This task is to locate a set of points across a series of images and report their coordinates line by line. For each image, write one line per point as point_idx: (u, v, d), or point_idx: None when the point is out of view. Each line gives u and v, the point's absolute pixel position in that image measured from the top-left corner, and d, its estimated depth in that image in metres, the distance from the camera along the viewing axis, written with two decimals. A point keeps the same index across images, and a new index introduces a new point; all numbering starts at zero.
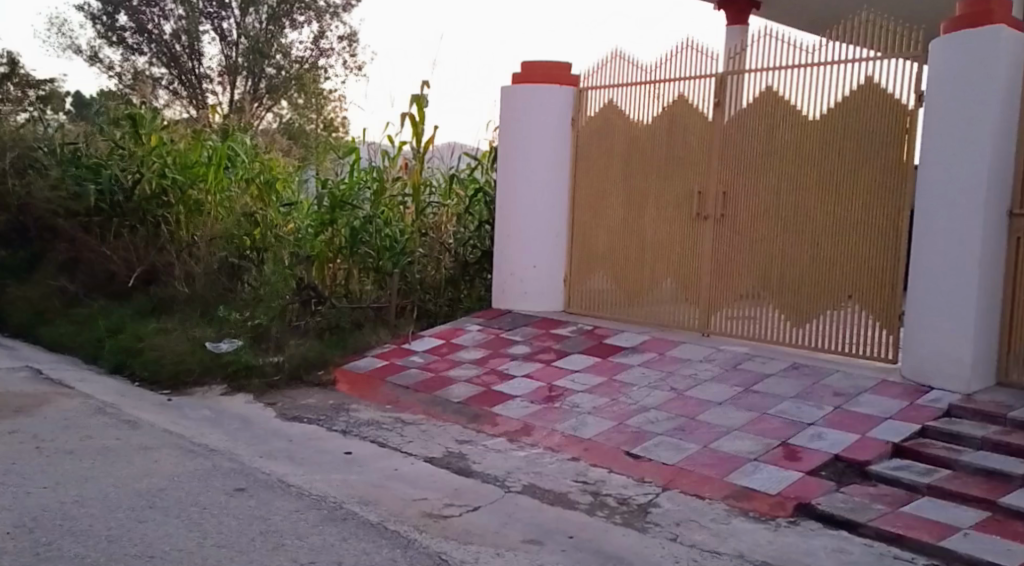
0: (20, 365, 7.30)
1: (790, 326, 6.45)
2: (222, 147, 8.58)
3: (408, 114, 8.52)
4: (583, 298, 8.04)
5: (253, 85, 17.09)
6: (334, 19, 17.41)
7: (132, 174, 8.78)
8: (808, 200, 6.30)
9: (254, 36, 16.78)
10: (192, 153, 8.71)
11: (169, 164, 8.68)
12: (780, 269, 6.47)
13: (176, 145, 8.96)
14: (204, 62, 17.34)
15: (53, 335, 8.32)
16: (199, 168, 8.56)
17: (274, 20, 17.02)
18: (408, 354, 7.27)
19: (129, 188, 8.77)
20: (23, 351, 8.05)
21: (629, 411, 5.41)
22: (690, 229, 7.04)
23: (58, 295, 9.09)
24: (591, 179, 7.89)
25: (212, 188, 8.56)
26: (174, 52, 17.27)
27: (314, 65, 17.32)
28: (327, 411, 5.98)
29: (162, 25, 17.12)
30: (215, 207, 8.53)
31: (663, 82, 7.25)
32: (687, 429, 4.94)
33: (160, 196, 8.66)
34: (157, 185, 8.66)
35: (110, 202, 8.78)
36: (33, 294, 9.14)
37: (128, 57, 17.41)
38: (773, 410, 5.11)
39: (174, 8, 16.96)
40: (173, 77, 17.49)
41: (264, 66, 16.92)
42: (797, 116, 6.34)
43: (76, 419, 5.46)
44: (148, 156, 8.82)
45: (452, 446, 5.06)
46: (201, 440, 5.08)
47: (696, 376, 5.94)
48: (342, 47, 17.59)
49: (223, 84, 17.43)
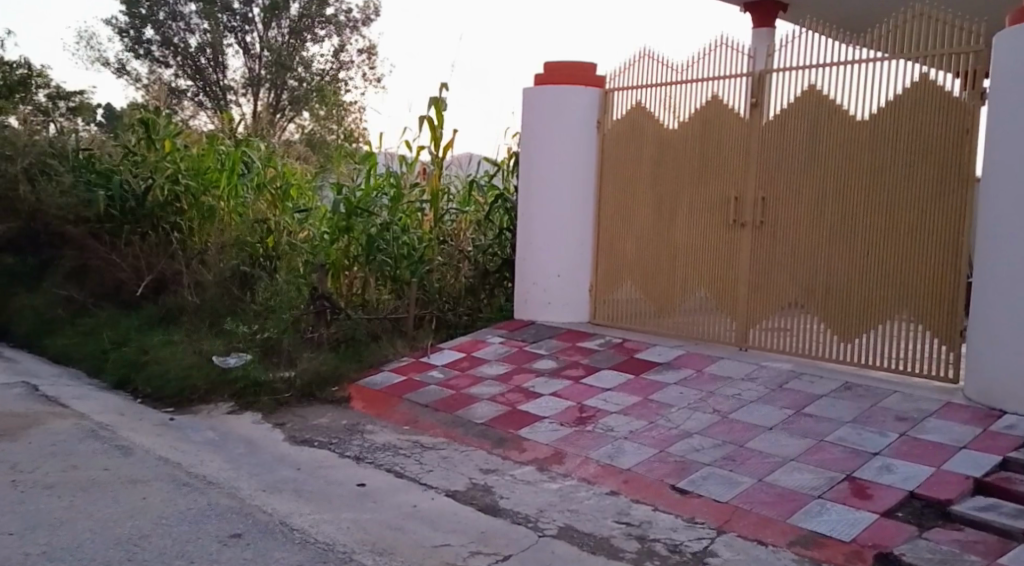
0: (18, 381, 6.89)
1: (836, 340, 5.94)
2: (235, 150, 8.19)
3: (425, 117, 8.09)
4: (609, 309, 7.56)
5: (275, 97, 16.89)
6: (353, 33, 17.09)
7: (144, 180, 8.41)
8: (858, 208, 5.79)
9: (277, 50, 16.44)
10: (204, 158, 8.38)
11: (182, 169, 8.37)
12: (826, 280, 5.96)
13: (190, 151, 8.57)
14: (228, 74, 17.06)
15: (57, 347, 7.96)
16: (213, 174, 8.25)
17: (295, 33, 16.75)
18: (427, 368, 6.81)
19: (141, 195, 8.41)
20: (27, 365, 7.66)
21: (669, 437, 4.93)
22: (726, 237, 6.56)
23: (65, 305, 8.70)
24: (618, 185, 7.41)
25: (225, 194, 8.24)
26: (198, 65, 16.99)
27: (335, 78, 17.01)
28: (339, 433, 5.54)
29: (187, 38, 16.86)
30: (228, 214, 8.20)
31: (697, 82, 6.78)
32: (737, 459, 4.47)
33: (173, 202, 8.43)
34: (169, 191, 8.38)
35: (121, 209, 8.46)
36: (38, 302, 8.82)
37: (154, 70, 17.08)
38: (832, 437, 4.61)
39: (199, 22, 16.70)
40: (198, 89, 17.23)
41: (286, 78, 16.58)
42: (844, 117, 5.83)
43: (67, 445, 5.06)
44: (161, 162, 8.44)
45: (477, 476, 4.61)
46: (199, 470, 4.66)
47: (740, 397, 5.44)
48: (361, 60, 17.24)
49: (248, 98, 16.99)
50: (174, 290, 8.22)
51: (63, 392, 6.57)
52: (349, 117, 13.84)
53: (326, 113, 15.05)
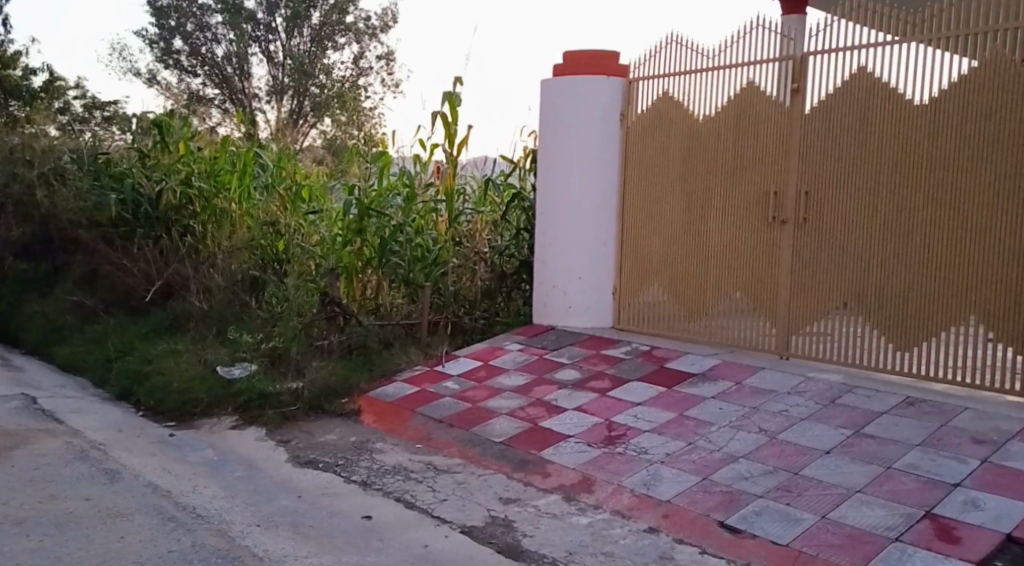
0: (16, 391, 6.34)
1: (892, 349, 5.33)
2: (247, 150, 7.74)
3: (438, 113, 7.57)
4: (634, 313, 6.97)
5: (298, 105, 16.37)
6: (373, 40, 16.64)
7: (155, 182, 7.83)
8: (916, 201, 5.18)
9: (299, 58, 16.06)
10: (216, 160, 7.89)
11: (196, 172, 7.84)
12: (878, 283, 5.36)
13: (204, 153, 8.12)
14: (254, 83, 16.57)
15: (56, 357, 7.44)
16: (225, 175, 7.74)
17: (317, 41, 16.31)
18: (441, 379, 6.26)
19: (153, 198, 7.83)
20: (30, 373, 7.10)
21: (713, 461, 4.36)
22: (765, 235, 5.97)
23: (75, 311, 8.10)
24: (643, 180, 6.84)
25: (237, 197, 7.72)
26: (225, 74, 16.63)
27: (355, 85, 16.55)
28: (346, 452, 5.00)
29: (214, 48, 16.51)
30: (240, 217, 7.65)
31: (732, 67, 6.16)
32: (793, 490, 3.96)
33: (186, 206, 7.88)
34: (182, 194, 7.84)
35: (134, 212, 7.85)
36: (44, 307, 8.31)
37: (182, 79, 16.70)
38: (901, 464, 4.10)
39: (225, 32, 16.30)
40: (225, 97, 16.87)
41: (308, 85, 16.10)
42: (899, 101, 5.23)
43: (50, 469, 4.52)
44: (175, 165, 7.97)
45: (495, 506, 4.07)
46: (189, 499, 4.13)
47: (788, 414, 4.86)
48: (380, 66, 16.77)
49: (272, 104, 16.54)
50: (181, 295, 7.62)
51: (59, 405, 6.02)
52: (368, 122, 13.33)
53: (346, 119, 14.53)
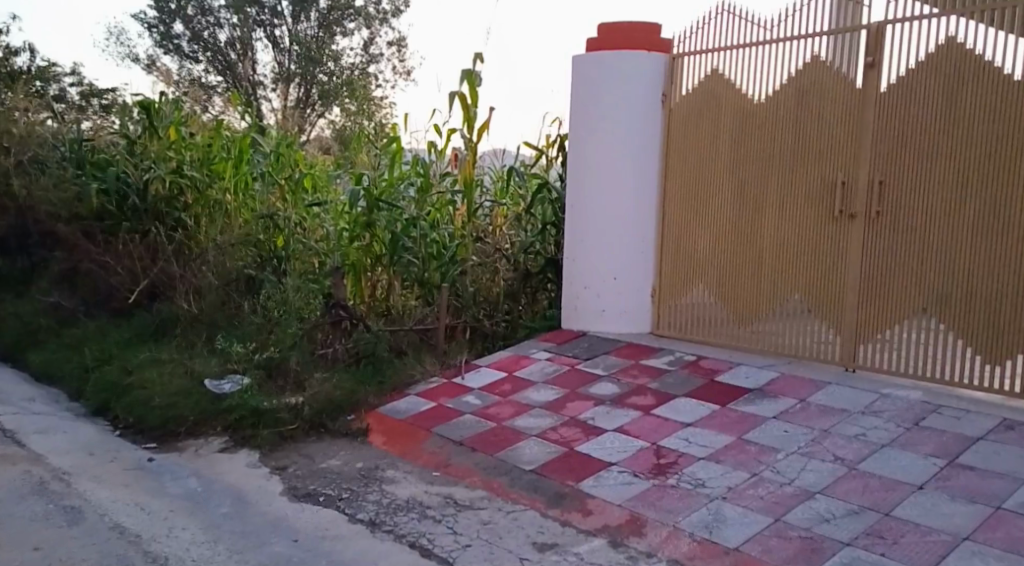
0: None
1: (980, 362, 4.65)
2: (244, 135, 7.18)
3: (456, 94, 6.93)
4: (676, 319, 6.32)
5: (304, 93, 15.85)
6: (383, 26, 16.11)
7: (143, 169, 7.21)
8: (1012, 191, 4.51)
9: (305, 43, 15.53)
10: (210, 146, 7.27)
11: (188, 161, 7.18)
12: (965, 287, 4.68)
13: (197, 139, 7.40)
14: (257, 70, 16.07)
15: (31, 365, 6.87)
16: (220, 163, 7.15)
17: (325, 26, 15.78)
18: (461, 393, 5.64)
19: (141, 188, 7.23)
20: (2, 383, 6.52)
21: (785, 498, 3.72)
22: (831, 231, 5.30)
23: (51, 313, 7.52)
24: (688, 171, 6.18)
25: (233, 188, 7.15)
26: (229, 60, 16.20)
27: (365, 72, 16.03)
28: (353, 482, 4.40)
29: (216, 33, 16.03)
30: (236, 208, 7.12)
31: (789, 40, 5.51)
32: (887, 535, 3.32)
33: (176, 198, 7.30)
34: (172, 184, 7.25)
35: (120, 205, 7.30)
36: (21, 310, 7.65)
37: (184, 65, 16.25)
38: (1013, 503, 3.46)
39: (228, 16, 15.81)
40: (228, 85, 16.39)
41: (316, 73, 15.63)
42: (993, 76, 4.55)
43: (2, 507, 3.97)
44: (165, 153, 7.28)
45: (529, 554, 3.47)
46: (160, 548, 3.57)
47: (866, 439, 4.19)
48: (391, 53, 16.22)
49: (278, 92, 16.04)
50: (167, 297, 7.00)
51: (25, 424, 5.46)
52: (376, 112, 12.84)
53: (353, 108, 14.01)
